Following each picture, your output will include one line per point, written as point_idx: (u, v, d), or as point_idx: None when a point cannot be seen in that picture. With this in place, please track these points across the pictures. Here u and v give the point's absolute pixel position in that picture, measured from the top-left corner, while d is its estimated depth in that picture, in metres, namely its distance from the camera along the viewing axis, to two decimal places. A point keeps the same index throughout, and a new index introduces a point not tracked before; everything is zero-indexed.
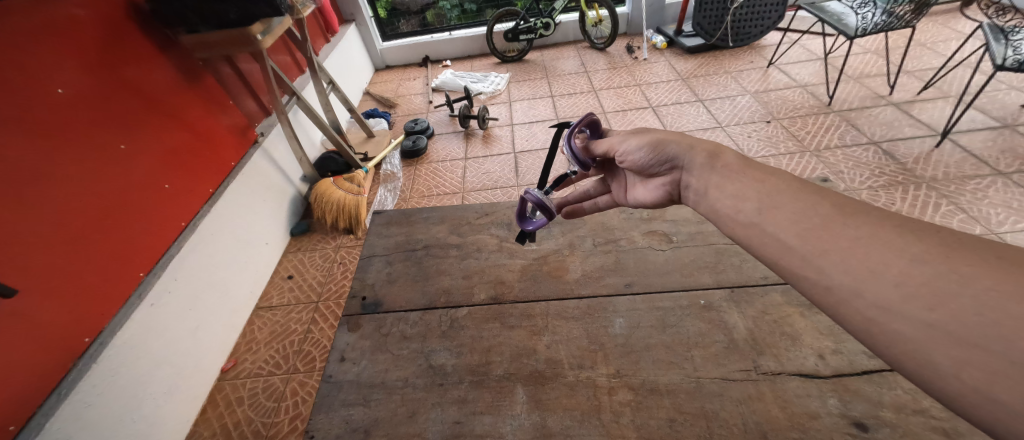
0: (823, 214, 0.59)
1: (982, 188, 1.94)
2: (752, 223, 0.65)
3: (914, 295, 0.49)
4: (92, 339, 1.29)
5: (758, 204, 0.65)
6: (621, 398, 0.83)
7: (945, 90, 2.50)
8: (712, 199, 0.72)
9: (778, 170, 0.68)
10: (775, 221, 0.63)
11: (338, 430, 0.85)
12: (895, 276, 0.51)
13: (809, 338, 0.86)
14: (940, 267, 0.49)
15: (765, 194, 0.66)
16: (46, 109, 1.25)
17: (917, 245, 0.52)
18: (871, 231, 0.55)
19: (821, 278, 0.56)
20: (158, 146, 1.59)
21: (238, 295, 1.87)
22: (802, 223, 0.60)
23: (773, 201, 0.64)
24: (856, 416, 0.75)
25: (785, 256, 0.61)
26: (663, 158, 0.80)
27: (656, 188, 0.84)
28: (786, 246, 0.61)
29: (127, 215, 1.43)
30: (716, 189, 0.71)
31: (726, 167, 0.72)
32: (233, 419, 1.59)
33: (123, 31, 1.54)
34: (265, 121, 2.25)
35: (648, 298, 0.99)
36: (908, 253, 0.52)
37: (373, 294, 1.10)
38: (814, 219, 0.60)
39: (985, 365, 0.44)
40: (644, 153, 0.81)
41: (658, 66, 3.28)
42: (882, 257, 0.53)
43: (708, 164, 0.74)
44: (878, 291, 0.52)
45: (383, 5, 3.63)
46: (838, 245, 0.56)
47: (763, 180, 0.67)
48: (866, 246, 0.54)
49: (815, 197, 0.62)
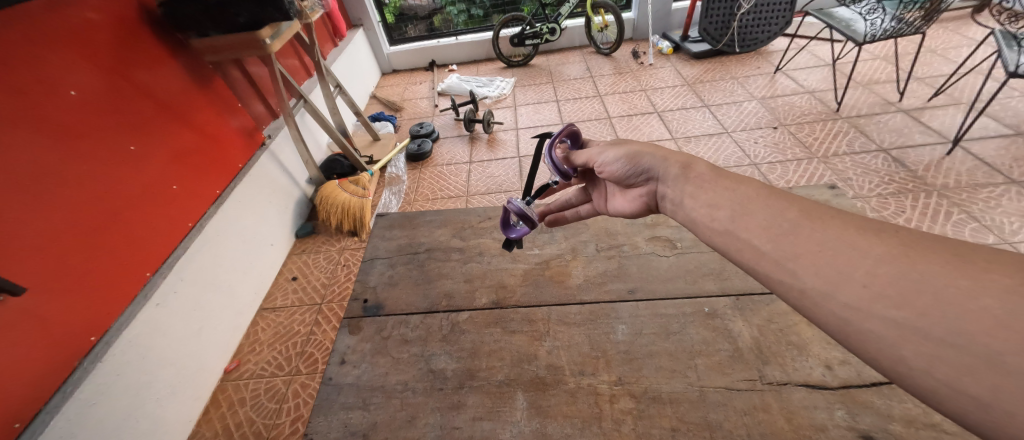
0: (791, 219, 0.60)
1: (994, 196, 1.91)
2: (726, 231, 0.65)
3: (880, 294, 0.49)
4: (97, 338, 1.29)
5: (730, 212, 0.65)
6: (623, 406, 0.81)
7: (956, 97, 2.47)
8: (687, 208, 0.71)
9: (748, 178, 0.68)
10: (746, 227, 0.63)
11: (337, 433, 0.85)
12: (862, 277, 0.51)
13: (816, 348, 0.84)
14: (902, 266, 0.49)
15: (737, 202, 0.66)
16: (58, 110, 1.27)
17: (879, 244, 0.52)
18: (837, 234, 0.55)
19: (795, 282, 0.56)
20: (167, 147, 1.61)
21: (244, 295, 1.88)
22: (773, 229, 0.60)
23: (745, 208, 0.64)
24: (864, 429, 0.73)
25: (759, 261, 0.60)
26: (639, 170, 0.80)
27: (634, 199, 0.84)
28: (759, 252, 0.60)
29: (135, 215, 1.45)
30: (691, 198, 0.71)
31: (697, 177, 0.72)
32: (235, 420, 1.59)
33: (135, 34, 1.56)
34: (272, 124, 2.26)
35: (650, 305, 0.98)
36: (871, 254, 0.52)
37: (374, 297, 1.10)
38: (784, 225, 0.60)
39: (972, 370, 0.44)
40: (622, 164, 0.81)
41: (664, 72, 3.27)
42: (848, 258, 0.53)
43: (682, 175, 0.74)
44: (849, 292, 0.51)
45: (391, 10, 3.66)
46: (808, 249, 0.56)
47: (735, 188, 0.67)
48: (832, 248, 0.54)
49: (783, 203, 0.62)
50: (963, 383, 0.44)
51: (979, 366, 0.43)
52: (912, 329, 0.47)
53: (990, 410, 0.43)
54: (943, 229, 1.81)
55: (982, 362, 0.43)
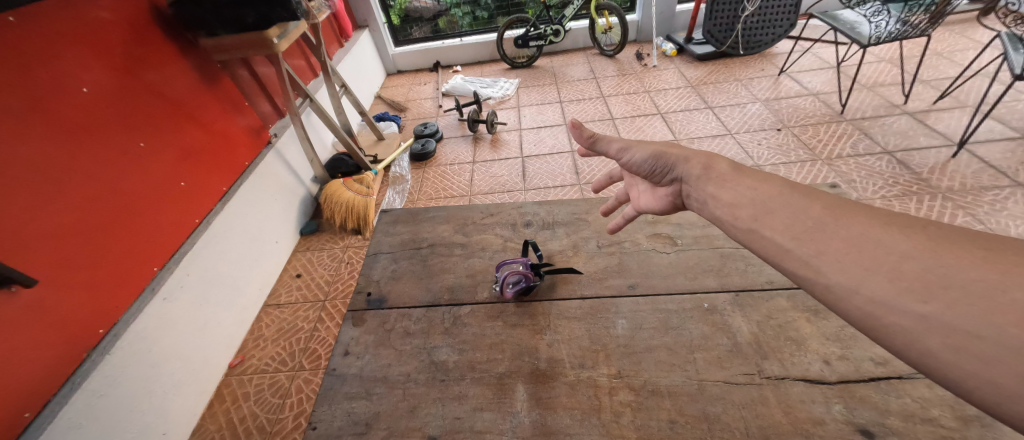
0: (814, 216, 0.62)
1: (1000, 200, 1.90)
2: (749, 228, 0.67)
3: (908, 289, 0.52)
4: (106, 331, 1.32)
5: (753, 211, 0.67)
6: (622, 398, 0.82)
7: (962, 100, 2.46)
8: (711, 208, 0.73)
9: (770, 176, 0.70)
10: (770, 225, 0.65)
11: (340, 422, 0.86)
12: (889, 273, 0.53)
13: (814, 343, 0.85)
14: (928, 262, 0.52)
15: (759, 200, 0.68)
16: (71, 106, 1.30)
17: (906, 241, 0.54)
18: (862, 230, 0.57)
19: (820, 278, 0.58)
20: (175, 145, 1.63)
21: (248, 292, 1.90)
22: (797, 226, 0.62)
23: (767, 207, 0.66)
24: (861, 423, 0.73)
25: (784, 258, 0.62)
26: (664, 168, 0.83)
27: (661, 197, 0.87)
28: (783, 249, 0.62)
29: (143, 211, 1.47)
30: (713, 198, 0.73)
31: (719, 177, 0.74)
32: (239, 414, 1.61)
33: (146, 34, 1.59)
34: (278, 123, 2.29)
35: (650, 300, 0.98)
36: (896, 250, 0.54)
37: (377, 290, 1.11)
38: (807, 223, 0.62)
39: None
40: (647, 163, 0.84)
41: (668, 73, 3.28)
42: (874, 254, 0.55)
43: (703, 175, 0.76)
44: (875, 287, 0.53)
45: (397, 12, 3.70)
46: (831, 246, 0.58)
47: (757, 186, 0.69)
48: (858, 244, 0.57)
49: (806, 201, 0.64)
50: (986, 372, 0.46)
51: (1006, 358, 0.45)
52: (941, 323, 0.49)
53: (1020, 399, 0.44)
54: None
55: (1008, 353, 0.45)
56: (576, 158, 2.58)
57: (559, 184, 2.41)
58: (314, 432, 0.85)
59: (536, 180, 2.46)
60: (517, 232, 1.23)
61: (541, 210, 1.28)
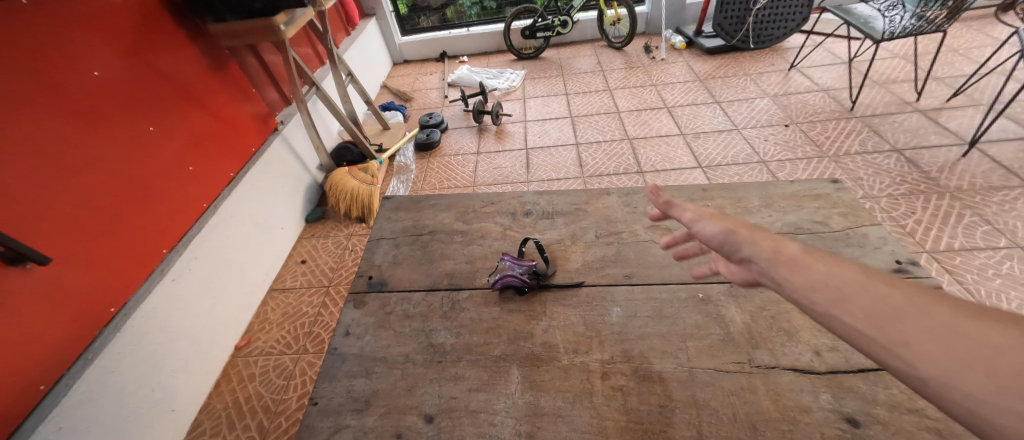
0: (894, 303, 0.56)
1: (1010, 200, 1.87)
2: (825, 312, 0.60)
3: (1009, 386, 0.45)
4: (117, 309, 1.36)
5: (828, 295, 0.61)
6: (614, 383, 0.84)
7: (976, 98, 2.41)
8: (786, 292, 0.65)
9: (848, 260, 0.65)
10: (847, 310, 0.59)
11: (341, 399, 0.89)
12: (984, 367, 0.47)
13: (806, 335, 0.86)
14: None
15: (835, 285, 0.62)
16: (82, 90, 1.33)
17: (997, 333, 0.49)
18: (947, 322, 0.52)
19: (910, 372, 0.52)
20: (183, 130, 1.66)
21: (254, 276, 1.94)
22: (875, 313, 0.57)
23: (845, 293, 0.60)
24: (848, 412, 0.74)
25: (862, 345, 0.56)
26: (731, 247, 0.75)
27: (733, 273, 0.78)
28: (863, 336, 0.56)
29: (152, 194, 1.51)
30: (785, 282, 0.65)
31: (789, 260, 0.67)
32: (245, 394, 1.66)
33: (155, 19, 1.61)
34: (285, 111, 2.31)
35: (646, 289, 1.00)
36: (991, 343, 0.49)
37: (378, 274, 1.14)
38: (887, 310, 0.56)
39: None
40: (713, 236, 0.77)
41: (676, 67, 3.26)
42: (965, 347, 0.49)
43: (772, 259, 0.68)
44: (969, 383, 0.48)
45: (405, 1, 3.71)
46: (918, 338, 0.53)
47: (834, 269, 0.63)
48: (945, 337, 0.51)
49: (885, 287, 0.59)
50: None
51: None
52: None
53: None
54: (954, 231, 1.80)
55: None
56: (580, 151, 2.59)
57: (563, 177, 2.41)
58: (315, 408, 0.88)
59: (539, 172, 2.47)
60: (517, 221, 1.24)
61: (541, 200, 1.30)
